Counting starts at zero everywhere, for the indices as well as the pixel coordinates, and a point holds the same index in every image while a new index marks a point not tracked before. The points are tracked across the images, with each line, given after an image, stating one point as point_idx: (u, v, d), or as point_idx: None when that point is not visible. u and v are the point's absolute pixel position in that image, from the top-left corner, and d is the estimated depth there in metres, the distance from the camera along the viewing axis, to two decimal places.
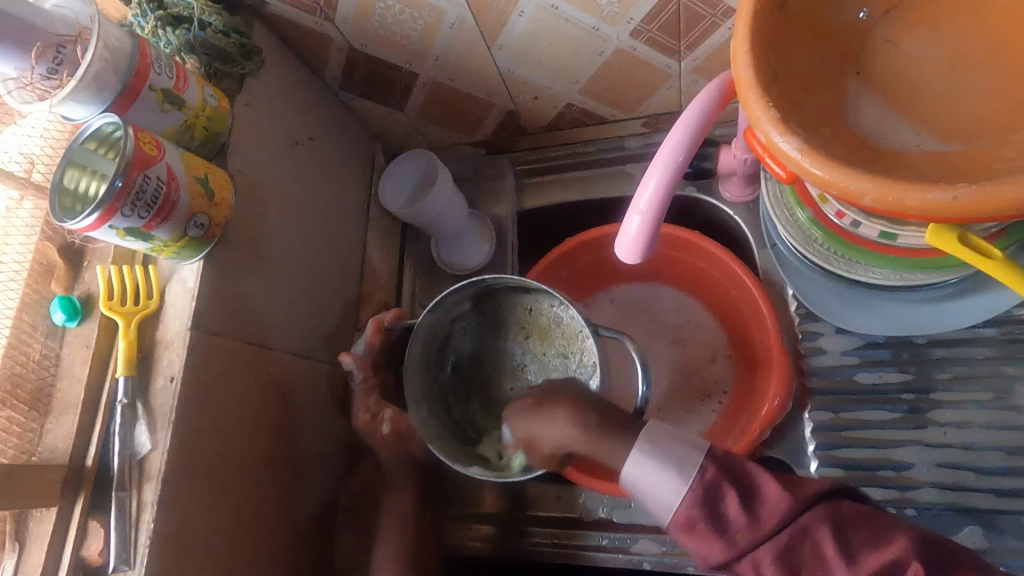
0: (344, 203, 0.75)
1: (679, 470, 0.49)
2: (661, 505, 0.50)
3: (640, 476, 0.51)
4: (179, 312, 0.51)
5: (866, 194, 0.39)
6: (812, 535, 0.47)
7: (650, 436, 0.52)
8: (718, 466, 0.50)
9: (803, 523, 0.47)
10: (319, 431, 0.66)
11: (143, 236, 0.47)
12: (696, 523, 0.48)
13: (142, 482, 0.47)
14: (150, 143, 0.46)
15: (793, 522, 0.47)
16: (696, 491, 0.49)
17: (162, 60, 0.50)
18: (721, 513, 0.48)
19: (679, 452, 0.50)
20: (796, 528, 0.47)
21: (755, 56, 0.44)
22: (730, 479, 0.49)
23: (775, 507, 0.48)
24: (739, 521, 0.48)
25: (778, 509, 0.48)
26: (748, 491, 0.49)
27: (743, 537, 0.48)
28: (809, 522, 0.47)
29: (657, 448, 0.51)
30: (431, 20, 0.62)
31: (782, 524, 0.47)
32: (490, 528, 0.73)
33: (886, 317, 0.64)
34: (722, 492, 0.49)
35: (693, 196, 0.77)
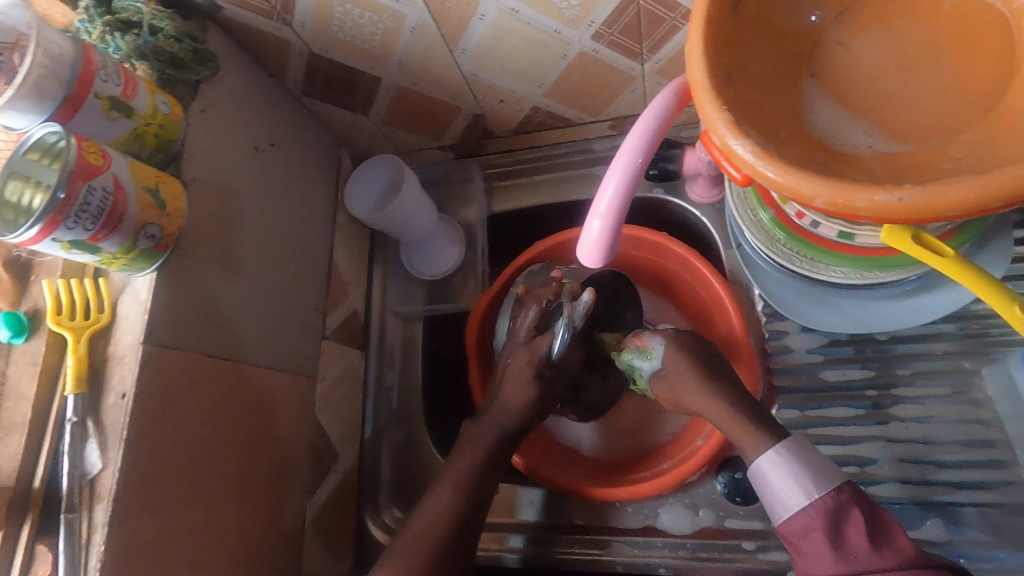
0: (310, 209, 0.74)
1: (815, 484, 0.51)
2: (783, 510, 0.52)
3: (773, 474, 0.53)
4: (131, 326, 0.50)
5: (818, 197, 0.39)
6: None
7: (798, 443, 0.54)
8: (856, 494, 0.51)
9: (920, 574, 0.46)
10: (286, 443, 0.65)
11: (90, 249, 0.45)
12: (812, 532, 0.50)
13: (93, 503, 0.46)
14: (95, 153, 0.44)
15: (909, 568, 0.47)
16: (826, 505, 0.50)
17: (109, 67, 0.48)
18: (842, 531, 0.49)
19: (830, 472, 0.52)
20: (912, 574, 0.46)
21: (709, 59, 0.44)
22: (863, 507, 0.50)
23: (902, 550, 0.48)
24: (858, 545, 0.48)
25: (900, 549, 0.48)
26: (876, 525, 0.49)
27: (853, 559, 0.48)
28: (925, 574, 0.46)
29: (803, 458, 0.53)
30: (392, 24, 0.61)
31: (897, 563, 0.47)
32: (508, 536, 0.71)
33: (848, 315, 0.65)
34: (848, 514, 0.50)
35: (661, 197, 0.77)
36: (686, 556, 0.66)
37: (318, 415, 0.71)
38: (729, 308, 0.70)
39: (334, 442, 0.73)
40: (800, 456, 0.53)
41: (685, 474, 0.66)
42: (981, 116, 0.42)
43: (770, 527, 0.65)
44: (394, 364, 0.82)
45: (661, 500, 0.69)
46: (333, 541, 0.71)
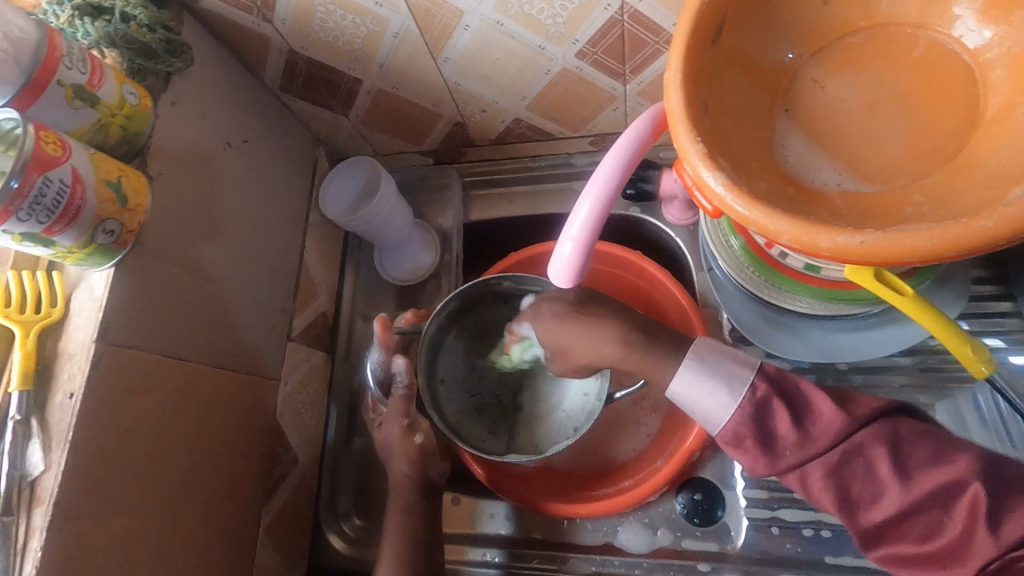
0: (282, 207, 0.72)
1: (728, 390, 0.53)
2: (713, 421, 0.53)
3: (685, 392, 0.55)
4: (84, 322, 0.48)
5: (783, 234, 0.40)
6: (866, 454, 0.48)
7: (698, 353, 0.56)
8: (769, 384, 0.52)
9: (859, 443, 0.48)
10: (244, 446, 0.63)
11: (43, 242, 0.44)
12: (744, 440, 0.51)
13: (32, 506, 0.44)
14: (53, 143, 0.43)
15: (847, 440, 0.49)
16: (745, 407, 0.51)
17: (75, 53, 0.46)
18: (771, 432, 0.51)
19: (736, 370, 0.53)
20: (850, 446, 0.49)
21: (687, 90, 0.44)
22: (781, 398, 0.51)
23: (828, 423, 0.50)
24: (789, 436, 0.50)
25: (831, 426, 0.50)
26: (800, 410, 0.51)
27: (790, 454, 0.50)
28: (865, 440, 0.48)
29: (710, 366, 0.55)
30: (375, 28, 0.60)
31: (836, 443, 0.49)
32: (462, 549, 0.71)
33: (810, 344, 0.66)
34: (770, 408, 0.51)
35: (636, 216, 0.78)
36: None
37: (279, 418, 0.70)
38: (697, 330, 0.71)
39: (294, 447, 0.72)
40: (706, 364, 0.55)
41: (649, 491, 0.67)
42: (942, 165, 0.44)
43: (726, 549, 0.66)
44: (360, 369, 0.81)
45: (620, 518, 0.70)
46: (287, 548, 0.70)
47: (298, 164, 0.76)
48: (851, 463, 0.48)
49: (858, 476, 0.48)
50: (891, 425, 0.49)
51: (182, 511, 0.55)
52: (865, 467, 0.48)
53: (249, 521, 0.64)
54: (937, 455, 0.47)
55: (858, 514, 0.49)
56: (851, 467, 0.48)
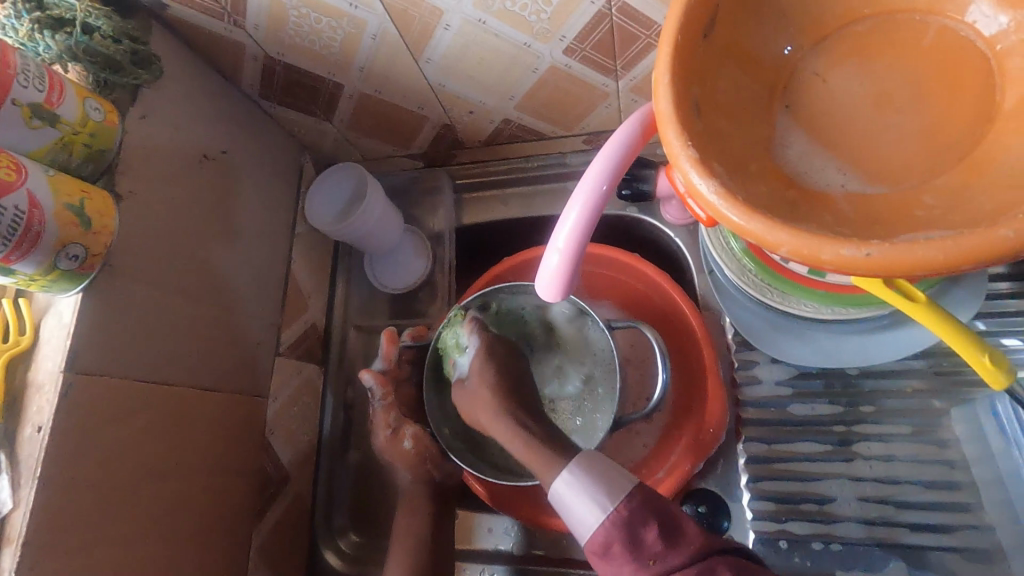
0: (267, 218, 0.70)
1: (606, 498, 0.48)
2: (583, 530, 0.48)
3: (566, 493, 0.50)
4: (53, 350, 0.46)
5: (781, 245, 0.37)
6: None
7: (586, 459, 0.51)
8: (643, 498, 0.48)
9: (707, 564, 0.45)
10: (231, 467, 0.61)
11: (2, 270, 0.42)
12: (612, 545, 0.46)
13: (2, 545, 0.43)
14: (6, 167, 0.40)
15: (702, 560, 0.45)
16: (615, 518, 0.47)
17: (31, 70, 0.44)
18: (638, 539, 0.46)
19: (617, 479, 0.49)
20: (703, 565, 0.45)
21: (677, 89, 0.41)
22: (655, 512, 0.48)
23: (688, 542, 0.47)
24: (656, 546, 0.46)
25: (690, 542, 0.47)
26: (670, 524, 0.47)
27: (654, 563, 0.46)
28: (717, 563, 0.44)
29: (594, 474, 0.49)
30: (351, 30, 0.57)
31: (686, 560, 0.46)
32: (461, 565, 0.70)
33: (818, 348, 0.63)
34: (645, 521, 0.47)
35: (634, 216, 0.75)
36: None
37: (268, 436, 0.68)
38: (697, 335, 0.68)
39: (286, 464, 0.70)
40: (588, 473, 0.50)
41: None
42: (956, 162, 0.41)
43: None
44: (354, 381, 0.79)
45: None
46: (282, 567, 0.69)
47: (282, 172, 0.74)
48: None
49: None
50: (735, 552, 0.46)
51: (166, 540, 0.53)
52: None
53: (238, 543, 0.62)
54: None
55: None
56: None
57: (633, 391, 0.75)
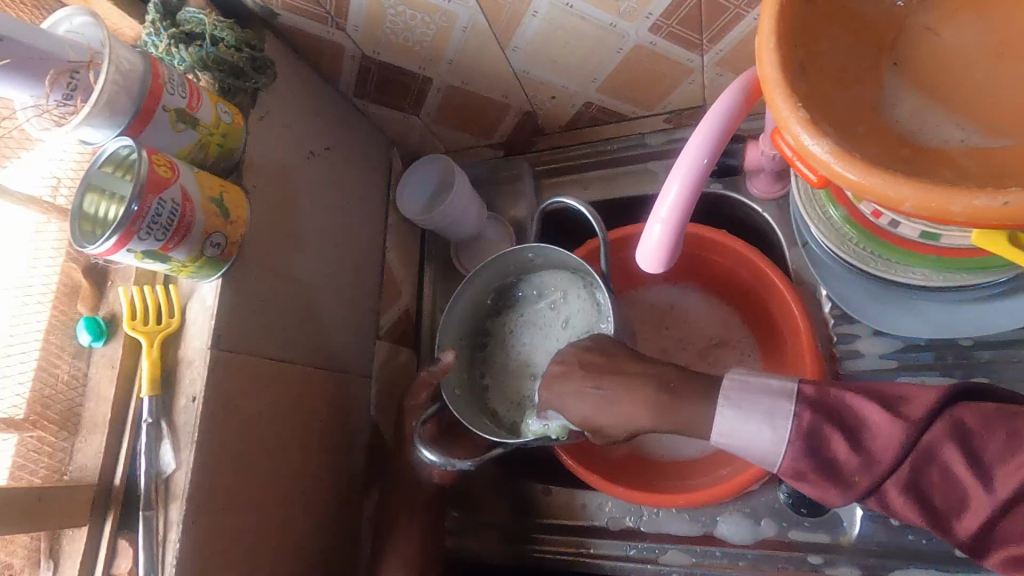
0: (365, 209, 0.75)
1: (771, 425, 0.46)
2: (770, 456, 0.46)
3: (728, 437, 0.49)
4: (199, 330, 0.52)
5: (906, 201, 0.36)
6: (938, 459, 0.41)
7: (734, 391, 0.49)
8: (815, 408, 0.45)
9: (925, 447, 0.41)
10: (344, 441, 0.66)
11: (161, 258, 0.47)
12: (807, 473, 0.45)
13: (168, 500, 0.48)
14: (164, 165, 0.46)
15: (910, 451, 0.42)
16: (796, 442, 0.45)
17: (175, 79, 0.49)
18: (825, 455, 0.44)
19: (777, 399, 0.47)
20: (915, 458, 0.41)
21: (782, 52, 0.41)
22: (829, 419, 0.45)
23: (886, 435, 0.42)
24: (853, 460, 0.43)
25: (888, 437, 0.42)
26: (853, 424, 0.44)
27: (860, 479, 0.43)
28: (930, 444, 0.41)
29: (750, 404, 0.48)
30: (443, 24, 0.60)
31: (898, 458, 0.42)
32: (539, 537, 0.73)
33: (926, 318, 0.61)
34: (824, 432, 0.44)
35: (718, 193, 0.74)
36: (746, 567, 0.65)
37: (372, 414, 0.73)
38: (792, 310, 0.67)
39: (388, 441, 0.75)
40: (742, 402, 0.48)
41: (753, 480, 0.63)
42: None
43: (838, 541, 0.63)
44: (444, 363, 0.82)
45: (719, 508, 0.68)
46: None
47: (375, 167, 0.78)
48: (924, 472, 0.41)
49: (934, 483, 0.41)
50: (953, 415, 0.41)
51: (294, 504, 0.58)
52: (941, 473, 0.41)
53: (350, 513, 0.67)
54: (1012, 438, 0.39)
55: (950, 526, 0.42)
56: (925, 480, 0.41)
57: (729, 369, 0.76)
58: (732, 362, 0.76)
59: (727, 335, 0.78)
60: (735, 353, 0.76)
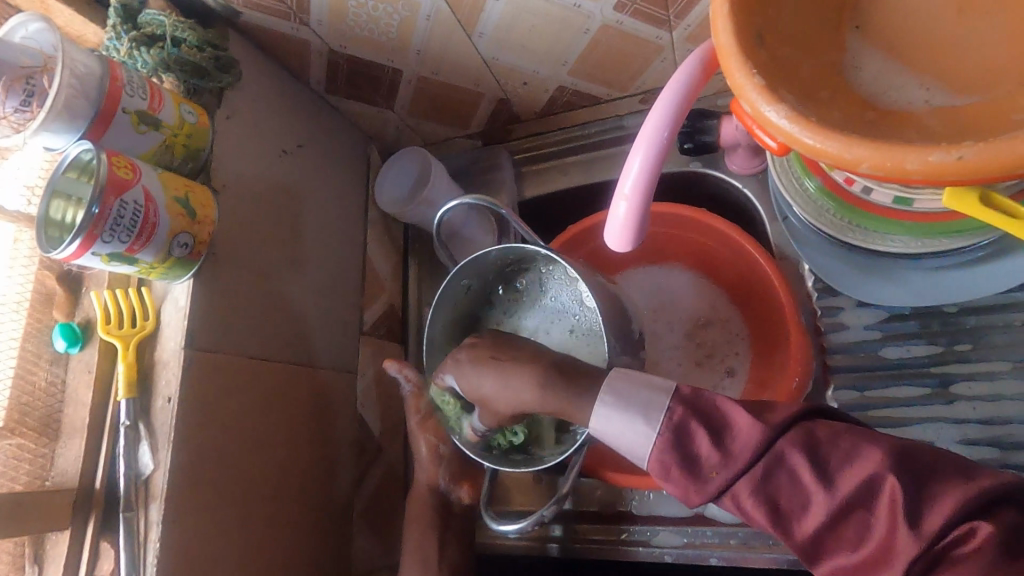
0: (343, 206, 0.75)
1: (645, 417, 0.48)
2: (638, 453, 0.48)
3: (609, 428, 0.50)
4: (173, 331, 0.52)
5: (862, 162, 0.36)
6: (786, 462, 0.42)
7: (614, 388, 0.50)
8: (687, 406, 0.47)
9: (776, 452, 0.43)
10: (329, 437, 0.66)
11: (128, 260, 0.47)
12: (671, 468, 0.45)
13: (147, 501, 0.48)
14: (125, 166, 0.46)
15: (766, 450, 0.43)
16: (666, 434, 0.46)
17: (135, 81, 0.49)
18: (691, 450, 0.45)
19: (653, 395, 0.48)
20: (769, 458, 0.43)
21: (737, 19, 0.40)
22: (699, 417, 0.46)
23: (746, 438, 0.44)
24: (713, 456, 0.44)
25: (749, 438, 0.44)
26: (719, 425, 0.45)
27: (716, 474, 0.44)
28: (784, 449, 0.43)
29: (628, 398, 0.49)
30: (407, 13, 0.60)
31: (755, 457, 0.43)
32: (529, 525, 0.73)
33: (909, 286, 0.60)
34: (691, 430, 0.46)
35: (698, 171, 0.74)
36: (738, 546, 0.64)
37: (360, 409, 0.72)
38: (776, 286, 0.66)
39: (378, 436, 0.75)
40: (622, 399, 0.49)
41: None
42: None
43: None
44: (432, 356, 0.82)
45: None
46: (384, 531, 0.73)
47: (352, 163, 0.78)
48: (775, 473, 0.43)
49: (782, 486, 0.42)
50: (804, 427, 0.43)
51: (280, 501, 0.58)
52: (789, 477, 0.42)
53: (339, 507, 0.67)
54: (856, 449, 0.42)
55: (791, 527, 0.42)
56: (774, 482, 0.42)
57: (716, 348, 0.75)
58: (720, 340, 0.76)
59: (712, 314, 0.77)
60: (722, 332, 0.76)
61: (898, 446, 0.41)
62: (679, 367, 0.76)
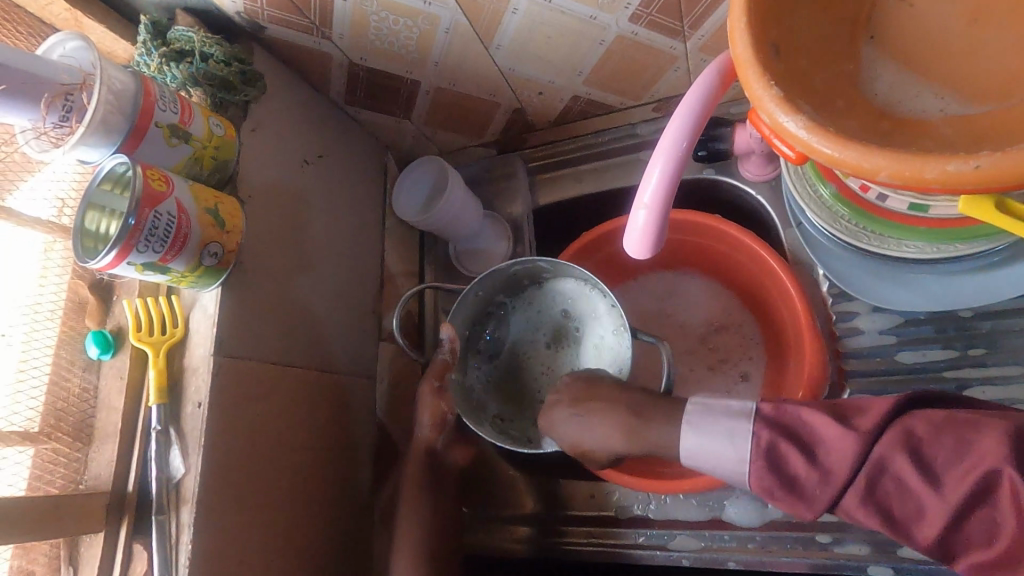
0: (362, 214, 0.76)
1: (733, 442, 0.48)
2: (740, 476, 0.48)
3: (697, 449, 0.50)
4: (202, 338, 0.53)
5: (880, 171, 0.37)
6: (890, 471, 0.42)
7: (693, 418, 0.51)
8: (773, 428, 0.47)
9: (875, 458, 0.42)
10: (350, 442, 0.67)
11: (160, 269, 0.49)
12: (774, 491, 0.46)
13: (179, 504, 0.50)
14: (159, 179, 0.47)
15: (864, 460, 0.43)
16: (759, 461, 0.47)
17: (167, 96, 0.51)
18: (788, 474, 0.45)
19: (735, 421, 0.49)
20: (869, 467, 0.42)
21: (754, 33, 0.41)
22: (787, 436, 0.46)
23: (840, 452, 0.44)
24: (812, 476, 0.44)
25: (843, 452, 0.43)
26: (808, 441, 0.45)
27: (819, 490, 0.44)
28: (884, 454, 0.42)
29: (709, 424, 0.50)
30: (426, 26, 0.61)
31: (853, 470, 0.43)
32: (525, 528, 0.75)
33: (924, 291, 0.60)
34: (782, 453, 0.46)
35: (712, 178, 0.74)
36: (756, 550, 0.65)
37: (379, 414, 0.74)
38: (791, 291, 0.66)
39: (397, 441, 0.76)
40: (705, 423, 0.50)
41: None
42: None
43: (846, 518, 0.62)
44: None
45: (726, 492, 0.68)
46: None
47: (370, 172, 0.80)
48: (878, 483, 0.42)
49: (891, 495, 0.42)
50: (899, 426, 0.42)
51: (304, 505, 0.59)
52: (895, 483, 0.42)
53: (360, 511, 0.68)
54: (960, 446, 0.40)
55: (913, 533, 0.42)
56: (881, 489, 0.42)
57: (731, 352, 0.76)
58: (734, 345, 0.76)
59: (727, 319, 0.78)
60: (736, 337, 0.77)
61: (1013, 430, 0.39)
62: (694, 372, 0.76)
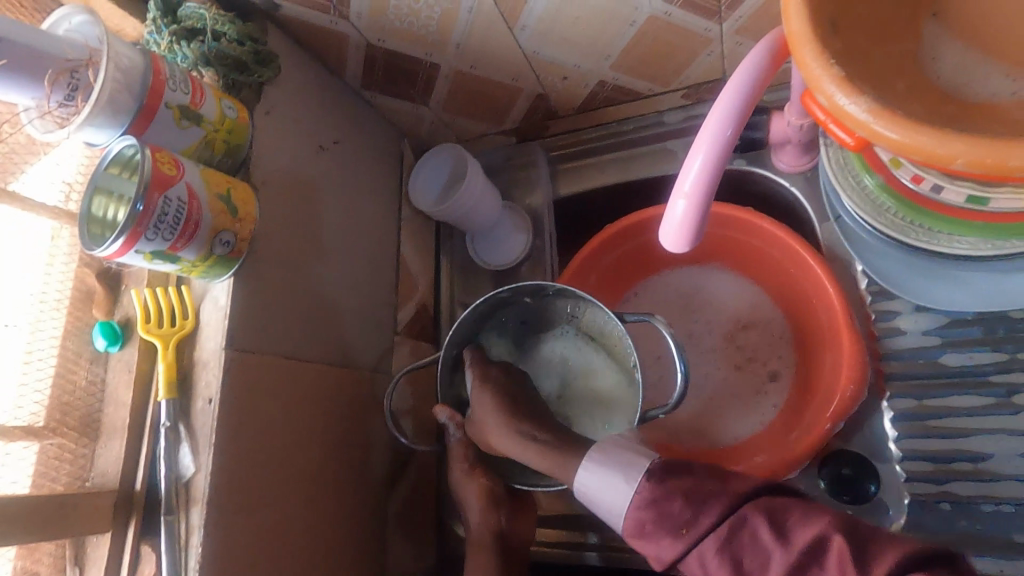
0: (378, 203, 0.73)
1: (625, 475, 0.48)
2: (616, 509, 0.48)
3: (589, 486, 0.50)
4: (213, 331, 0.51)
5: (957, 158, 0.34)
6: (750, 523, 0.42)
7: (602, 448, 0.51)
8: (666, 467, 0.47)
9: (743, 512, 0.43)
10: (364, 440, 0.65)
11: (170, 258, 0.46)
12: (645, 525, 0.45)
13: (189, 504, 0.47)
14: (167, 163, 0.45)
15: (734, 512, 0.43)
16: (644, 493, 0.46)
17: (177, 75, 0.48)
18: (663, 510, 0.44)
19: (634, 455, 0.49)
20: (737, 517, 0.42)
21: (811, 6, 0.37)
22: (671, 480, 0.46)
23: (710, 499, 0.44)
24: (681, 514, 0.44)
25: (715, 499, 0.44)
26: (690, 487, 0.45)
27: (687, 532, 0.43)
28: (748, 511, 0.42)
29: (613, 457, 0.50)
30: (448, 6, 0.58)
31: (715, 521, 0.43)
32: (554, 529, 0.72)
33: (972, 289, 0.57)
34: (660, 492, 0.45)
35: (742, 169, 0.71)
36: None
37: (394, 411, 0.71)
38: (828, 288, 0.63)
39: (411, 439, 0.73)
40: (607, 457, 0.50)
41: (788, 470, 0.61)
42: None
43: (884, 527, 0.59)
44: None
45: None
46: (418, 535, 0.72)
47: (386, 160, 0.77)
48: (739, 535, 0.42)
49: (745, 546, 0.42)
50: (768, 496, 0.43)
51: (317, 506, 0.57)
52: (751, 537, 0.42)
53: (374, 511, 0.66)
54: (809, 511, 0.42)
55: None
56: (738, 541, 0.42)
57: (760, 351, 0.73)
58: (763, 344, 0.73)
59: (756, 317, 0.75)
60: (765, 335, 0.73)
61: (841, 518, 0.41)
62: (720, 372, 0.73)
